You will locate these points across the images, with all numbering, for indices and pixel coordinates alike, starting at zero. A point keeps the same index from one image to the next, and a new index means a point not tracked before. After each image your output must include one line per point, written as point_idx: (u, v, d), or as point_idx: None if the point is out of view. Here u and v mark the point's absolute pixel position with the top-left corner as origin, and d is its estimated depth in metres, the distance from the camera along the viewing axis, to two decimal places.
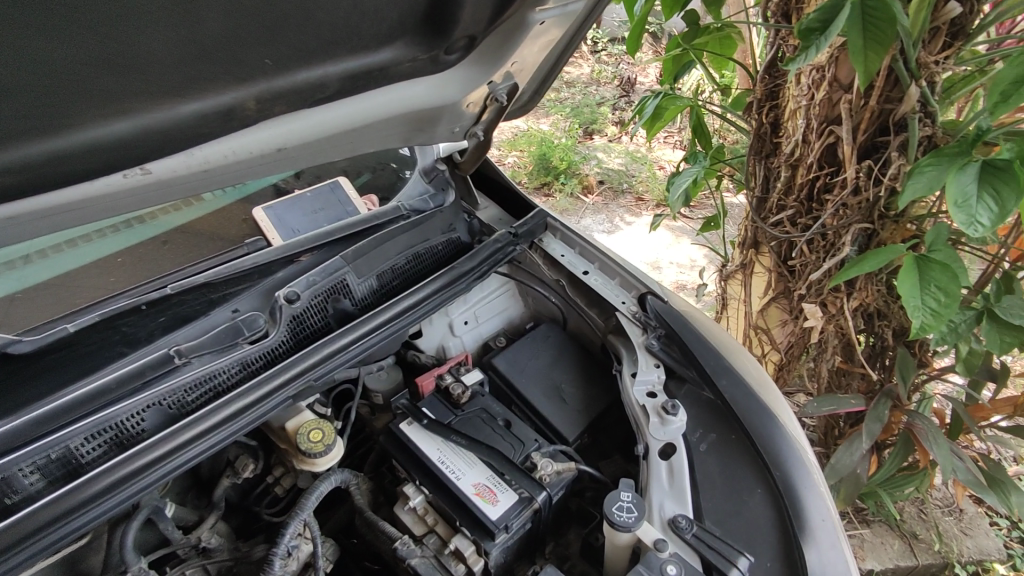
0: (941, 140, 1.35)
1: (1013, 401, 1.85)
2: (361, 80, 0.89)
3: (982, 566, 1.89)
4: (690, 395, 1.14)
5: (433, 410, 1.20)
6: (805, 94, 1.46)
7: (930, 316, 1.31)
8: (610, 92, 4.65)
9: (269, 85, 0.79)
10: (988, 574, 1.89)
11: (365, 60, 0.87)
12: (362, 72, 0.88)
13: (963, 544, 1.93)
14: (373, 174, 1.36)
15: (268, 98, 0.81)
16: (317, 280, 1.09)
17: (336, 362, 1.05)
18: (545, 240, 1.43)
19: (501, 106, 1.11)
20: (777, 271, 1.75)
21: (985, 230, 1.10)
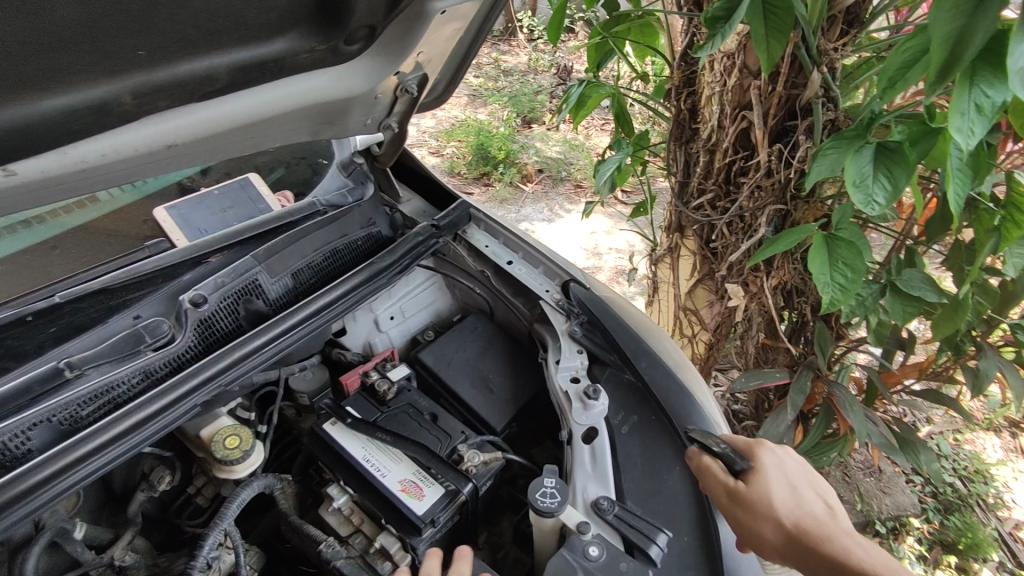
0: (843, 123, 1.42)
1: (920, 367, 1.98)
2: (254, 72, 0.86)
3: (899, 522, 2.02)
4: (612, 379, 1.16)
5: (359, 408, 1.18)
6: (718, 81, 1.51)
7: (838, 292, 1.38)
8: (547, 80, 4.65)
9: (145, 78, 0.76)
10: (905, 529, 2.02)
11: (257, 51, 0.84)
12: (254, 63, 0.85)
13: (882, 501, 2.03)
14: (287, 170, 1.30)
15: (145, 92, 0.78)
16: (226, 281, 1.05)
17: (248, 366, 1.02)
18: (469, 231, 1.42)
19: (413, 97, 1.10)
20: (701, 253, 1.80)
21: (881, 209, 1.17)
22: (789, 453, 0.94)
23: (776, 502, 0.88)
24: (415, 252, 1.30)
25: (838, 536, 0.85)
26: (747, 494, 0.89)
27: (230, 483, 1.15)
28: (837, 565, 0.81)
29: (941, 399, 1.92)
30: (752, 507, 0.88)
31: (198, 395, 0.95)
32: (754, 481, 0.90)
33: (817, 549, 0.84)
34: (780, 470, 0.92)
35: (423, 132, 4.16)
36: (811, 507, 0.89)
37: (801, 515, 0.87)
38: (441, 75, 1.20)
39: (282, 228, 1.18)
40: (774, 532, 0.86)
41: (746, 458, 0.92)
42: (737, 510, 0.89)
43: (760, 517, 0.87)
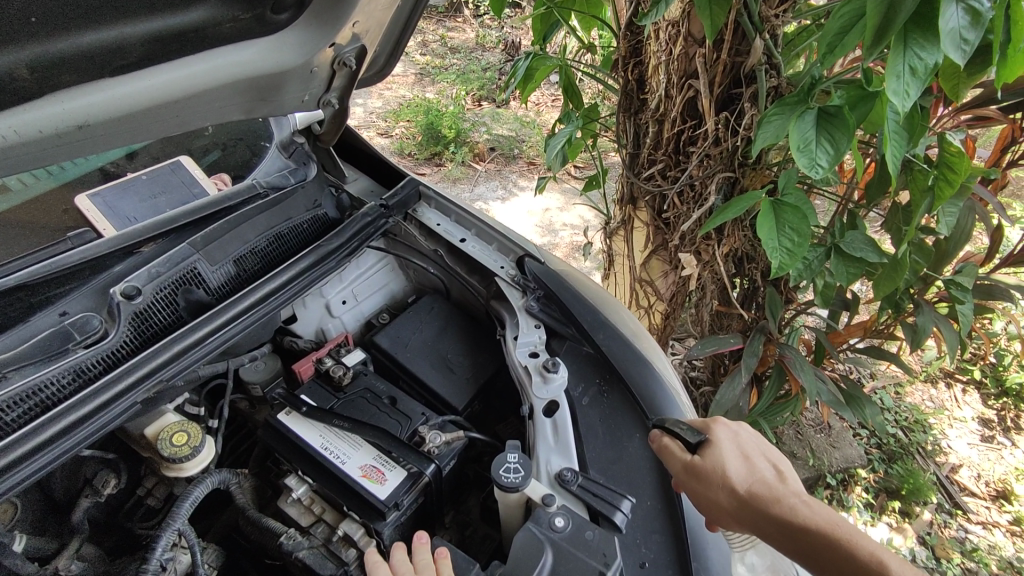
0: (786, 89, 1.44)
1: (864, 325, 2.07)
2: (170, 44, 0.85)
3: (848, 473, 2.12)
4: (570, 352, 1.16)
5: (314, 396, 1.15)
6: (664, 50, 1.51)
7: (786, 256, 1.41)
8: (496, 57, 4.58)
9: (42, 49, 0.74)
10: (854, 479, 2.12)
11: (171, 21, 0.84)
12: (170, 34, 0.85)
13: (832, 455, 2.13)
14: (224, 153, 1.24)
15: (44, 66, 0.75)
16: (161, 271, 0.99)
17: (190, 359, 0.97)
18: (420, 210, 1.39)
19: (351, 69, 1.06)
20: (654, 224, 1.82)
21: (825, 171, 1.19)
22: (741, 425, 0.96)
23: (729, 471, 0.90)
24: (364, 233, 1.26)
25: (789, 497, 0.86)
26: (701, 466, 0.91)
27: (182, 482, 1.10)
28: (788, 527, 0.83)
29: (884, 355, 2.02)
30: (706, 478, 0.90)
31: (137, 392, 0.90)
32: (708, 453, 0.92)
33: (768, 512, 0.85)
34: (733, 442, 0.94)
35: (371, 113, 4.05)
36: (764, 474, 0.91)
37: (754, 481, 0.89)
38: (380, 48, 1.16)
39: (220, 212, 1.12)
40: (728, 500, 0.88)
41: (699, 432, 0.94)
42: (693, 483, 0.91)
43: (714, 487, 0.89)
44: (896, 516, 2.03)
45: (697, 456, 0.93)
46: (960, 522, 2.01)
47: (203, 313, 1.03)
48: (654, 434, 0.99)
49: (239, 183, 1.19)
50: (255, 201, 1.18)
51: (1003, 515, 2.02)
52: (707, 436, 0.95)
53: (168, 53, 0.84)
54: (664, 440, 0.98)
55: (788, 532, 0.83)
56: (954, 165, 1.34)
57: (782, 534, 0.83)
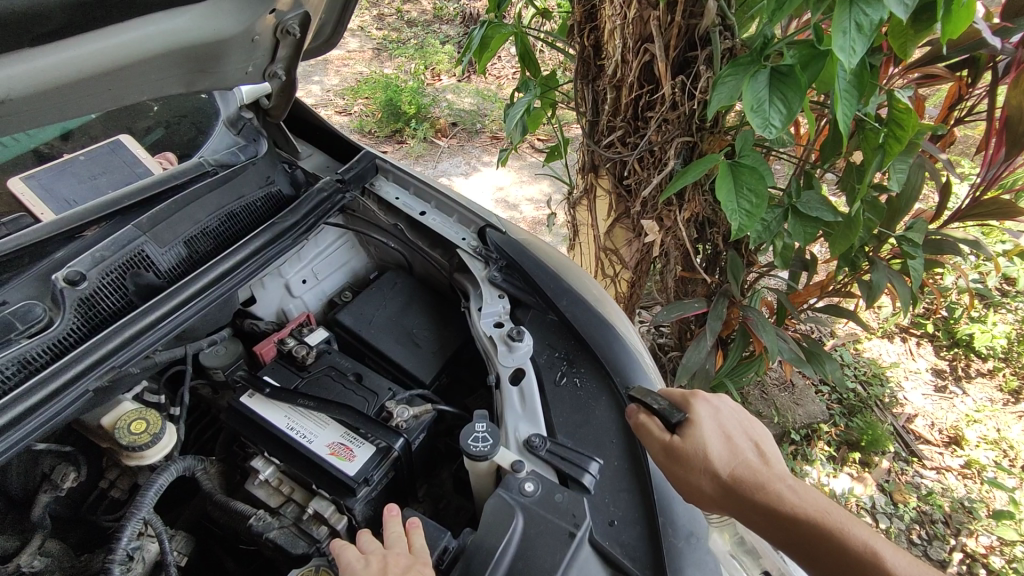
0: (740, 51, 1.44)
1: (822, 284, 2.12)
2: (95, 10, 0.77)
3: (811, 429, 2.20)
4: (535, 321, 1.17)
5: (277, 376, 1.13)
6: (619, 14, 1.49)
7: (745, 217, 1.44)
8: (454, 29, 4.49)
9: None
10: (817, 434, 2.20)
11: None
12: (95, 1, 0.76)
13: (795, 412, 2.21)
14: (168, 131, 1.19)
15: None
16: (106, 255, 0.94)
17: (142, 346, 0.94)
18: (378, 184, 1.36)
19: (296, 38, 1.03)
20: (616, 192, 1.82)
21: (777, 131, 1.21)
22: (723, 400, 0.92)
23: (711, 454, 0.87)
24: (320, 210, 1.23)
25: (773, 482, 0.84)
26: (683, 449, 0.88)
27: (145, 471, 1.07)
28: (774, 514, 0.82)
29: (841, 312, 2.08)
30: (687, 461, 0.87)
31: (86, 383, 0.87)
32: (689, 435, 0.89)
33: (752, 498, 0.83)
34: (714, 420, 0.90)
35: (328, 91, 3.94)
36: (747, 455, 0.88)
37: (737, 464, 0.87)
38: (325, 19, 1.12)
39: (166, 192, 1.08)
40: (710, 485, 0.86)
41: (679, 410, 0.90)
42: (674, 467, 0.88)
43: (695, 472, 0.87)
44: (856, 466, 2.12)
45: (678, 438, 0.89)
46: (916, 469, 2.10)
47: (154, 297, 1.00)
48: (632, 410, 0.95)
49: (186, 162, 1.15)
50: (204, 179, 1.14)
51: (956, 459, 2.13)
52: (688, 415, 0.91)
53: (91, 21, 0.77)
54: (642, 417, 0.94)
55: (772, 520, 0.82)
56: (903, 122, 1.37)
57: (765, 520, 0.82)
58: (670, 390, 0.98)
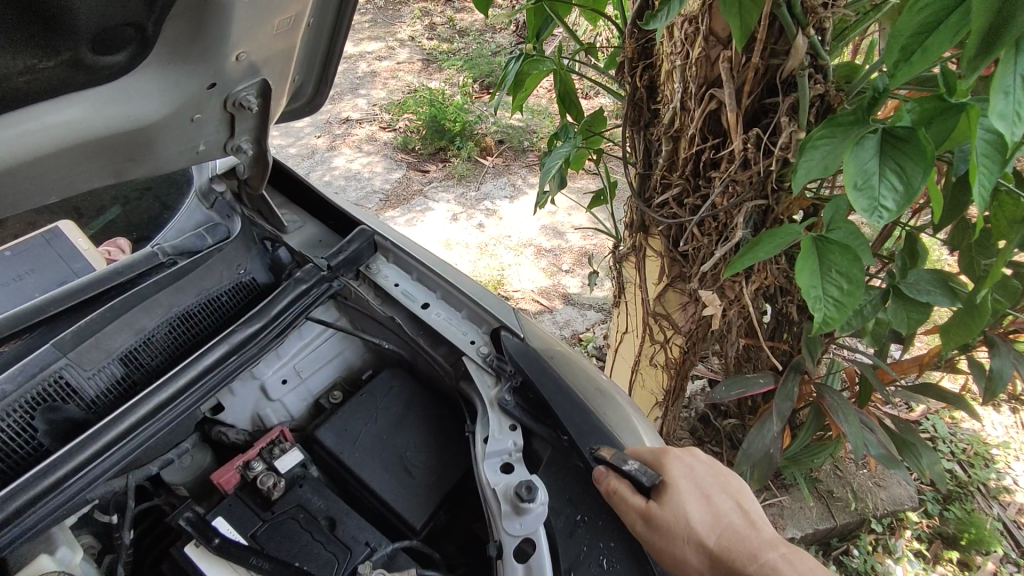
0: (836, 98, 1.15)
1: (920, 359, 1.72)
2: None
3: (896, 517, 1.78)
4: (555, 463, 0.92)
5: (233, 520, 0.92)
6: (678, 52, 1.21)
7: (832, 307, 1.05)
8: (506, 39, 4.24)
9: None
10: (903, 524, 1.77)
11: None
12: None
13: (877, 497, 1.79)
14: (126, 208, 1.01)
15: None
16: (8, 389, 0.76)
17: (45, 509, 0.75)
18: (375, 265, 1.14)
19: (255, 112, 0.82)
20: (669, 256, 1.52)
21: (891, 216, 0.88)
22: (696, 457, 0.87)
23: (691, 521, 0.80)
24: (301, 303, 1.01)
25: (763, 550, 0.78)
26: (663, 517, 0.80)
27: None
28: None
29: (947, 398, 1.67)
30: (669, 531, 0.79)
31: None
32: (666, 500, 0.82)
33: (743, 569, 0.77)
34: (691, 481, 0.84)
35: (373, 105, 3.77)
36: (729, 517, 0.82)
37: (721, 529, 0.80)
38: (303, 76, 0.97)
39: (107, 293, 0.89)
40: (694, 556, 0.79)
41: (653, 472, 0.84)
42: (655, 539, 0.80)
43: (679, 543, 0.79)
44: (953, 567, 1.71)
45: (656, 504, 0.82)
46: None
47: (74, 437, 0.82)
48: (601, 473, 0.86)
49: (137, 251, 0.96)
50: (158, 272, 0.94)
51: None
52: (662, 477, 0.84)
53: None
54: (613, 482, 0.85)
55: None
56: None
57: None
58: (639, 448, 0.91)
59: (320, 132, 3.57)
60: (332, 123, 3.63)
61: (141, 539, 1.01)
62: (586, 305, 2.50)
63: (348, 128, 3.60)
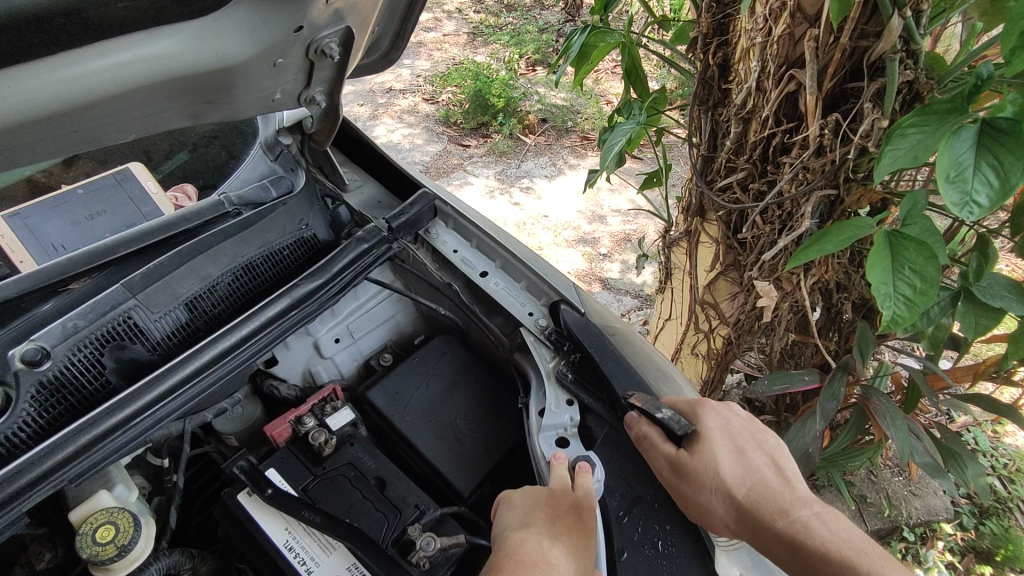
0: (925, 87, 1.08)
1: (975, 369, 1.61)
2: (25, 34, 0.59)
3: (930, 527, 1.72)
4: (610, 442, 0.90)
5: (285, 472, 0.92)
6: (759, 29, 1.15)
7: (902, 306, 0.96)
8: (554, 16, 4.12)
9: None
10: (936, 536, 1.71)
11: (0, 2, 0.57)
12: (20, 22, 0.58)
13: (912, 505, 1.72)
14: (193, 155, 1.01)
15: None
16: (79, 326, 0.77)
17: (111, 447, 0.75)
18: (433, 230, 1.14)
19: (335, 60, 0.81)
20: (725, 243, 1.48)
21: (983, 212, 0.79)
22: (735, 412, 0.85)
23: (722, 472, 0.79)
24: (360, 263, 1.00)
25: (796, 507, 0.77)
26: (691, 465, 0.80)
27: None
28: (796, 544, 0.74)
29: (999, 408, 1.52)
30: (697, 480, 0.79)
31: (32, 496, 0.70)
32: (697, 450, 0.81)
33: (770, 524, 0.76)
34: (724, 432, 0.83)
35: (418, 76, 3.72)
36: (764, 473, 0.80)
37: (752, 484, 0.79)
38: (381, 29, 0.97)
39: (175, 238, 0.90)
40: (722, 506, 0.78)
41: (686, 423, 0.83)
42: (681, 485, 0.80)
43: (705, 492, 0.79)
44: None
45: (686, 453, 0.82)
46: None
47: (140, 377, 0.82)
48: (632, 419, 0.87)
49: (204, 199, 0.96)
50: (222, 222, 0.94)
51: None
52: (695, 427, 0.84)
53: (23, 52, 0.58)
54: (643, 428, 0.86)
55: (794, 548, 0.74)
56: None
57: (785, 551, 0.75)
58: (676, 398, 0.91)
59: (362, 100, 3.55)
60: (376, 93, 3.62)
61: (190, 485, 1.04)
62: (622, 291, 2.46)
63: (391, 98, 3.58)
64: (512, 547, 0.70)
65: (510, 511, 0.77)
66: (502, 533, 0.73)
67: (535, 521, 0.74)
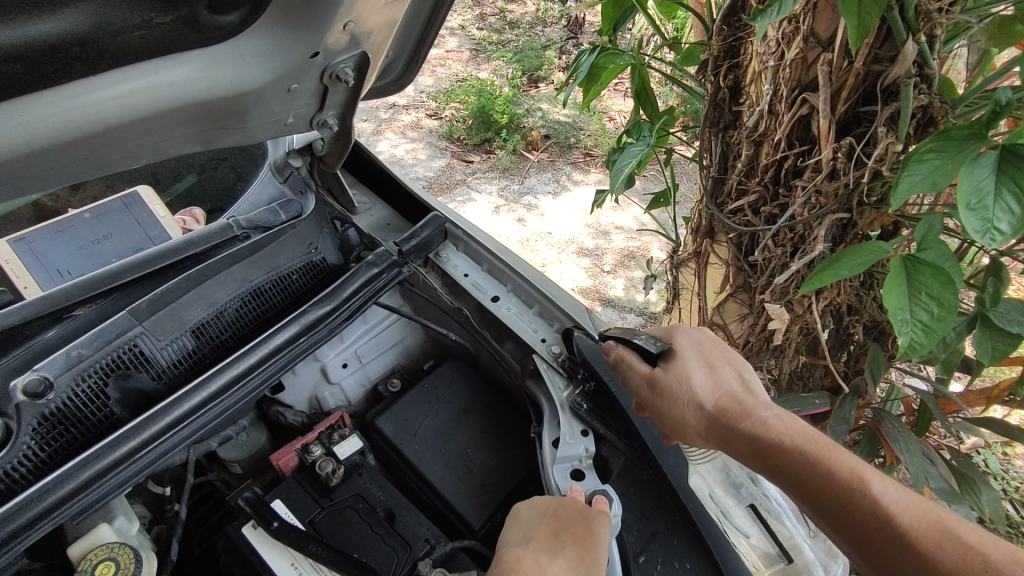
0: (940, 111, 1.06)
1: (988, 392, 1.57)
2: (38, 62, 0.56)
3: None
4: (626, 474, 0.88)
5: (292, 504, 0.90)
6: (772, 53, 1.14)
7: (919, 333, 0.93)
8: (557, 33, 4.13)
9: None
10: None
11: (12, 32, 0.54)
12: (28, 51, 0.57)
13: None
14: (201, 177, 1.00)
15: None
16: (83, 355, 0.75)
17: (115, 479, 0.73)
18: (443, 253, 1.12)
19: (350, 85, 0.80)
20: (735, 265, 1.46)
21: (1005, 239, 0.76)
22: (705, 334, 0.89)
23: (692, 384, 0.83)
24: (370, 288, 0.99)
25: (757, 409, 0.79)
26: (663, 379, 0.84)
27: None
28: (758, 440, 0.77)
29: (1013, 433, 1.49)
30: (668, 393, 0.83)
31: (34, 534, 0.67)
32: (671, 367, 0.85)
33: (734, 425, 0.79)
34: (695, 350, 0.87)
35: (421, 92, 3.73)
36: (732, 384, 0.83)
37: (721, 393, 0.82)
38: (395, 52, 0.96)
39: (183, 263, 0.88)
40: (692, 414, 0.82)
41: (661, 343, 0.87)
42: (657, 400, 0.85)
43: (677, 404, 0.83)
44: None
45: (661, 369, 0.86)
46: None
47: (144, 407, 0.80)
48: (611, 347, 0.92)
49: (212, 222, 0.95)
50: (231, 246, 0.93)
51: None
52: (670, 348, 0.88)
53: (34, 81, 0.56)
54: (622, 354, 0.91)
55: (755, 444, 0.77)
56: None
57: (748, 448, 0.77)
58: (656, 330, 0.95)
59: (366, 115, 3.55)
60: (379, 109, 3.62)
61: (192, 515, 1.01)
62: (626, 308, 2.44)
63: (395, 113, 3.59)
64: (508, 563, 0.68)
65: (513, 525, 0.76)
66: (504, 545, 0.73)
67: (536, 536, 0.73)
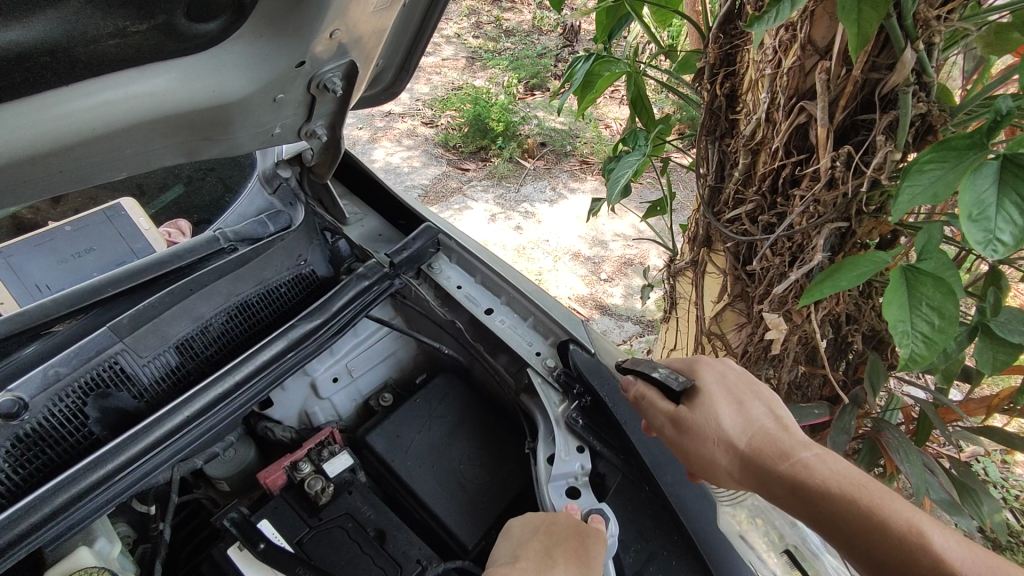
0: (939, 119, 1.05)
1: (989, 402, 1.53)
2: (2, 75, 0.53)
3: None
4: (623, 492, 0.86)
5: (279, 525, 0.87)
6: (769, 61, 1.13)
7: (921, 345, 0.89)
8: (553, 41, 4.13)
9: None
10: None
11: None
12: None
13: None
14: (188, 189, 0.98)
15: None
16: (62, 373, 0.73)
17: (93, 502, 0.70)
18: (436, 265, 1.10)
19: (337, 95, 0.79)
20: (732, 274, 1.43)
21: (1009, 251, 0.72)
22: (730, 364, 0.83)
23: (722, 424, 0.78)
24: (360, 301, 0.96)
25: (796, 449, 0.74)
26: (689, 418, 0.79)
27: None
28: (799, 486, 0.71)
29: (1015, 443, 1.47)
30: (696, 433, 0.78)
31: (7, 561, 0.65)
32: (697, 404, 0.80)
33: (772, 469, 0.73)
34: (722, 385, 0.81)
35: (417, 100, 3.72)
36: (764, 421, 0.78)
37: (753, 432, 0.77)
38: (387, 58, 0.94)
39: (167, 276, 0.86)
40: (724, 456, 0.76)
41: (684, 379, 0.82)
42: (684, 440, 0.79)
43: (707, 444, 0.78)
44: None
45: (686, 408, 0.81)
46: None
47: (125, 426, 0.78)
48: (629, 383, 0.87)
49: (198, 235, 0.93)
50: (217, 260, 0.91)
51: None
52: (694, 383, 0.83)
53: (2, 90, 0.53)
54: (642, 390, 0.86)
55: (798, 490, 0.71)
56: None
57: (788, 493, 0.71)
58: (675, 358, 0.90)
59: (361, 123, 3.54)
60: (375, 116, 3.61)
61: (177, 534, 0.98)
62: (623, 316, 2.41)
63: (390, 122, 3.58)
64: None
65: (506, 542, 0.74)
66: (492, 562, 0.71)
67: (525, 553, 0.71)
